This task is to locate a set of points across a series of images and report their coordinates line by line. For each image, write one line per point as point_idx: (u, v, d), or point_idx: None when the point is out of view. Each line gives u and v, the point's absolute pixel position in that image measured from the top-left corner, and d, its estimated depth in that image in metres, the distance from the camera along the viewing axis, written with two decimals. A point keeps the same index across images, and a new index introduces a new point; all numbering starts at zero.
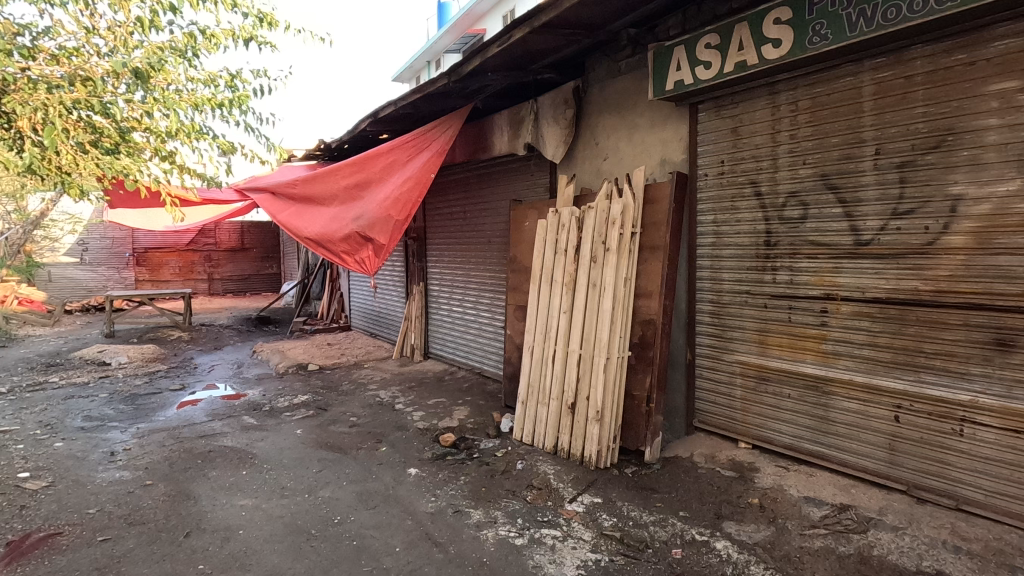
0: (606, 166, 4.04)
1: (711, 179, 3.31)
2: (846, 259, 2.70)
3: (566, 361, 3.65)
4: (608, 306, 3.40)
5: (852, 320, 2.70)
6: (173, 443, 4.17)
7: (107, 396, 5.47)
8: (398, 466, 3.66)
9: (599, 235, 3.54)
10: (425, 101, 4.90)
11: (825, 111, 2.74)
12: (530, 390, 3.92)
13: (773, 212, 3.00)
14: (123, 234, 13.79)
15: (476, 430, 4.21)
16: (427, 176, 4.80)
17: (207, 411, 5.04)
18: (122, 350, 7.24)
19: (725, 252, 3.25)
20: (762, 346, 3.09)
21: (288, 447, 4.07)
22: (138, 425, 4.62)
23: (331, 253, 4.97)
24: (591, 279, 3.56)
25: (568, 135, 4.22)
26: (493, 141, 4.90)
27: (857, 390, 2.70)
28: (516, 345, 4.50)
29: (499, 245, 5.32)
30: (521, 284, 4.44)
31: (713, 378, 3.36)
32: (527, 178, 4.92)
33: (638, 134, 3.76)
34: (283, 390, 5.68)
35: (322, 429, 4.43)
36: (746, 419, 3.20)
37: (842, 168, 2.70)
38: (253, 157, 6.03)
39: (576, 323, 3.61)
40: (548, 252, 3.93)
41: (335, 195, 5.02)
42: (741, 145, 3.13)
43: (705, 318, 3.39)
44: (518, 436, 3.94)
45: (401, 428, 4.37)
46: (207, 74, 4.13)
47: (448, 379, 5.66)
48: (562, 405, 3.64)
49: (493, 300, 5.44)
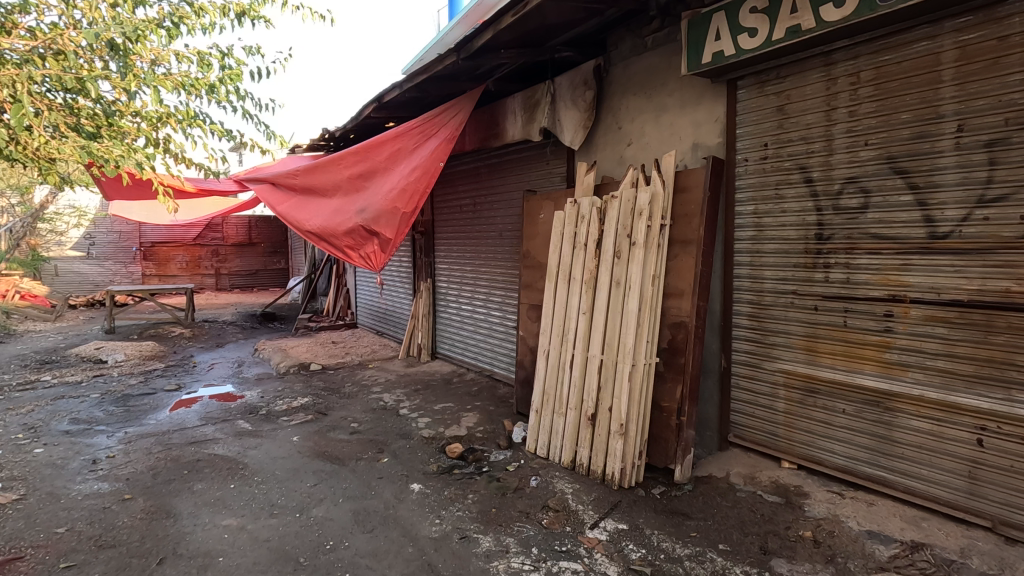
0: (630, 153, 3.68)
1: (752, 165, 2.93)
2: (917, 255, 2.32)
3: (586, 367, 3.31)
4: (634, 306, 3.05)
5: (923, 325, 2.33)
6: (160, 451, 3.88)
7: (99, 397, 5.20)
8: (400, 481, 3.34)
9: (624, 228, 3.19)
10: (432, 85, 4.56)
11: (893, 83, 2.36)
12: (545, 398, 3.58)
13: (826, 201, 2.63)
14: (130, 229, 13.59)
15: (485, 440, 3.88)
16: (436, 165, 4.47)
17: (201, 414, 4.75)
18: (120, 347, 6.99)
19: (767, 247, 2.88)
20: (811, 354, 2.72)
21: (283, 457, 3.77)
22: (126, 430, 4.34)
23: (333, 249, 4.64)
24: (614, 277, 3.22)
25: (588, 119, 3.87)
26: (504, 127, 4.54)
27: (929, 407, 2.33)
28: (530, 347, 4.16)
29: (511, 240, 4.98)
30: (535, 282, 4.10)
31: (751, 390, 3.00)
32: (542, 167, 4.56)
33: (667, 116, 3.40)
34: (283, 392, 5.37)
35: (320, 437, 4.12)
36: (791, 436, 2.83)
37: (912, 149, 2.32)
38: (252, 146, 5.74)
39: (597, 324, 3.28)
40: (566, 246, 3.58)
41: (337, 185, 4.70)
42: (789, 125, 2.75)
43: (742, 322, 3.02)
44: (533, 448, 3.61)
45: (405, 436, 4.05)
46: (197, 53, 3.82)
47: (456, 382, 5.34)
48: (581, 416, 3.30)
49: (504, 299, 5.10)
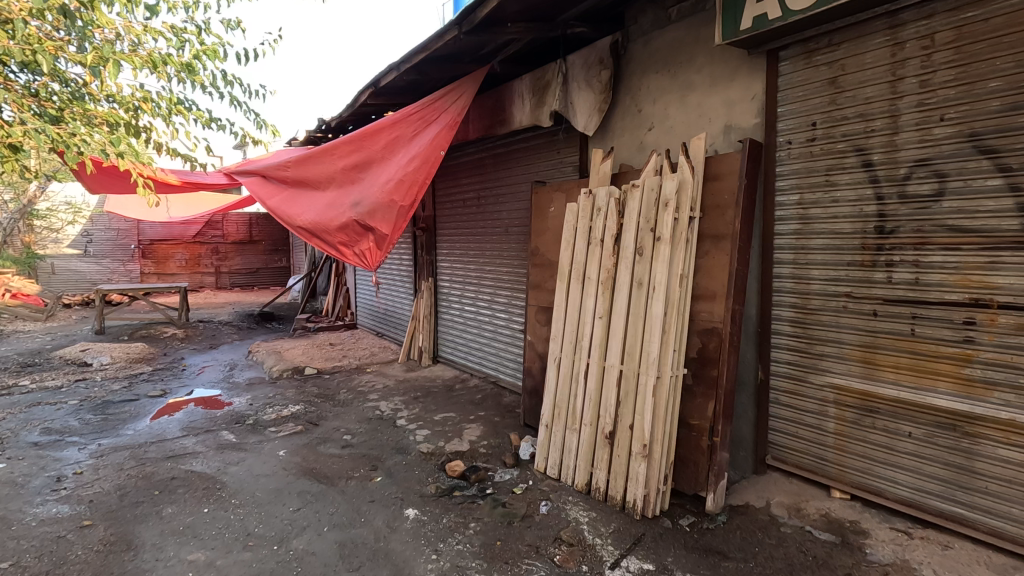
0: (652, 138, 3.30)
1: (797, 148, 2.55)
2: (1008, 251, 1.94)
3: (603, 379, 2.95)
4: (659, 310, 2.69)
5: (1013, 336, 1.95)
6: (132, 467, 3.53)
7: (77, 403, 4.87)
8: (394, 505, 2.98)
9: (648, 222, 2.82)
10: (432, 66, 4.18)
11: (978, 44, 1.99)
12: (556, 411, 3.21)
13: (889, 188, 2.24)
14: (129, 226, 13.34)
15: (490, 457, 3.50)
16: (437, 154, 4.11)
17: (184, 424, 4.40)
18: (107, 350, 6.66)
19: (815, 243, 2.49)
20: (869, 368, 2.34)
21: (266, 475, 3.41)
22: (100, 442, 4.00)
23: (325, 246, 4.26)
24: (635, 277, 2.85)
25: (604, 101, 3.49)
26: (511, 113, 4.14)
27: (1020, 434, 1.96)
28: (538, 353, 3.79)
29: (518, 236, 4.60)
30: (544, 282, 3.73)
31: (795, 407, 2.61)
32: (552, 156, 4.18)
33: (695, 95, 3.02)
34: (273, 399, 5.01)
35: (309, 451, 3.77)
36: (843, 461, 2.45)
37: (1004, 123, 1.94)
38: (243, 136, 5.39)
39: (615, 331, 2.91)
40: (580, 242, 3.22)
41: (330, 177, 4.32)
42: (843, 100, 2.36)
43: (783, 328, 2.64)
44: (542, 467, 3.24)
45: (402, 451, 3.69)
46: (170, 28, 3.50)
47: (459, 388, 4.98)
48: (597, 434, 2.93)
49: (511, 299, 4.73)
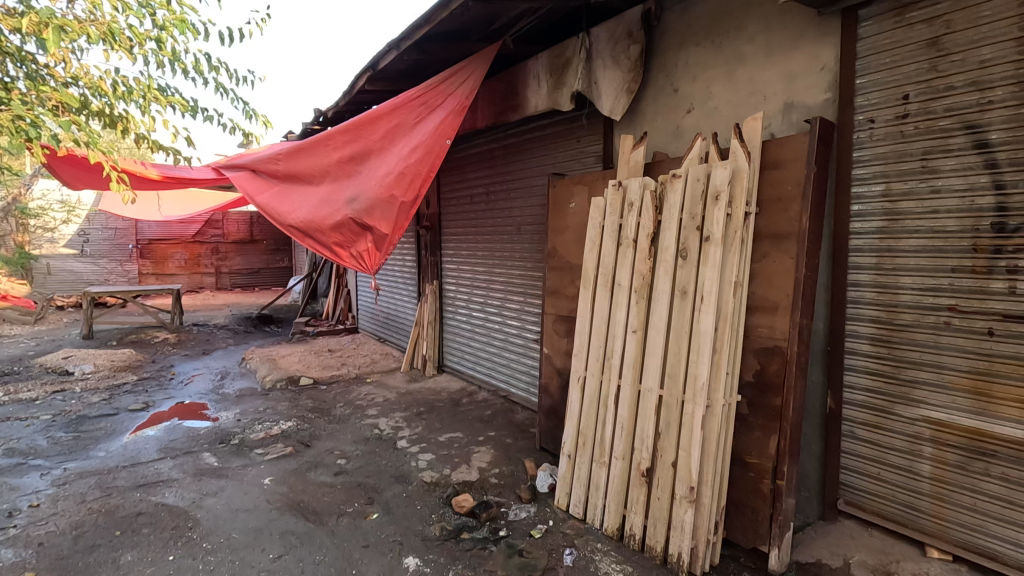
0: (691, 121, 2.85)
1: (882, 128, 2.08)
2: None
3: (638, 405, 2.50)
4: (709, 326, 2.24)
5: None
6: (95, 500, 3.09)
7: (48, 419, 4.45)
8: (391, 553, 2.52)
9: (693, 220, 2.37)
10: (436, 44, 3.73)
11: None
12: (581, 440, 2.76)
13: (1014, 175, 1.77)
14: (126, 225, 12.99)
15: (502, 489, 3.05)
16: (441, 144, 3.66)
17: (161, 444, 3.97)
18: (91, 357, 6.24)
19: (906, 243, 2.03)
20: (980, 401, 1.88)
21: (246, 509, 2.97)
22: (65, 466, 3.58)
23: (320, 247, 3.83)
24: (677, 285, 2.40)
25: (633, 79, 3.03)
26: (524, 97, 3.68)
27: None
28: (556, 369, 3.34)
29: (531, 236, 4.15)
30: (562, 288, 3.27)
31: (876, 444, 2.15)
32: (571, 146, 3.72)
33: (746, 69, 2.56)
34: (263, 414, 4.57)
35: (297, 479, 3.33)
36: (942, 513, 2.00)
37: None
38: (233, 128, 4.96)
39: (653, 348, 2.46)
40: (609, 243, 2.76)
41: (324, 170, 3.86)
42: (948, 65, 1.90)
43: (861, 347, 2.18)
44: (564, 504, 2.79)
45: (402, 480, 3.25)
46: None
47: (466, 403, 4.54)
48: (631, 470, 2.48)
49: (523, 306, 4.28)
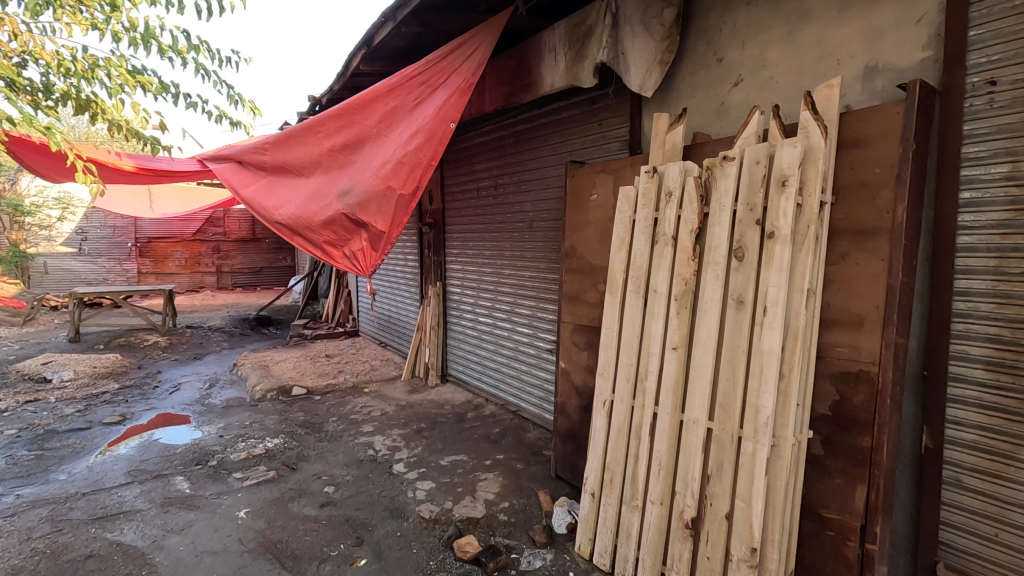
0: (739, 95, 2.38)
1: (1007, 91, 1.61)
2: None
3: (679, 439, 2.05)
4: (775, 344, 1.77)
5: None
6: (41, 538, 2.67)
7: (14, 434, 4.05)
8: None
9: (751, 212, 1.90)
10: (438, 15, 3.29)
11: None
12: (608, 477, 2.31)
13: None
14: (125, 223, 12.67)
15: (513, 529, 2.60)
16: (445, 128, 3.22)
17: (132, 464, 3.56)
18: (72, 363, 5.84)
19: None
20: None
21: (214, 551, 2.54)
22: (19, 492, 3.17)
23: (310, 246, 3.38)
24: (731, 292, 1.95)
25: (668, 48, 2.57)
26: (539, 73, 3.22)
27: None
28: (574, 387, 2.89)
29: (544, 233, 3.71)
30: (583, 293, 2.82)
31: (993, 497, 1.67)
32: (592, 130, 3.28)
33: (813, 27, 2.09)
34: (248, 430, 4.14)
35: (277, 511, 2.90)
36: None
37: None
38: (219, 116, 4.52)
39: (699, 369, 2.00)
40: (641, 239, 2.30)
41: (314, 159, 3.39)
42: None
43: (972, 372, 1.70)
44: (587, 552, 2.34)
45: (397, 515, 2.81)
46: None
47: (471, 418, 4.10)
48: (672, 518, 2.02)
49: (535, 311, 3.84)
